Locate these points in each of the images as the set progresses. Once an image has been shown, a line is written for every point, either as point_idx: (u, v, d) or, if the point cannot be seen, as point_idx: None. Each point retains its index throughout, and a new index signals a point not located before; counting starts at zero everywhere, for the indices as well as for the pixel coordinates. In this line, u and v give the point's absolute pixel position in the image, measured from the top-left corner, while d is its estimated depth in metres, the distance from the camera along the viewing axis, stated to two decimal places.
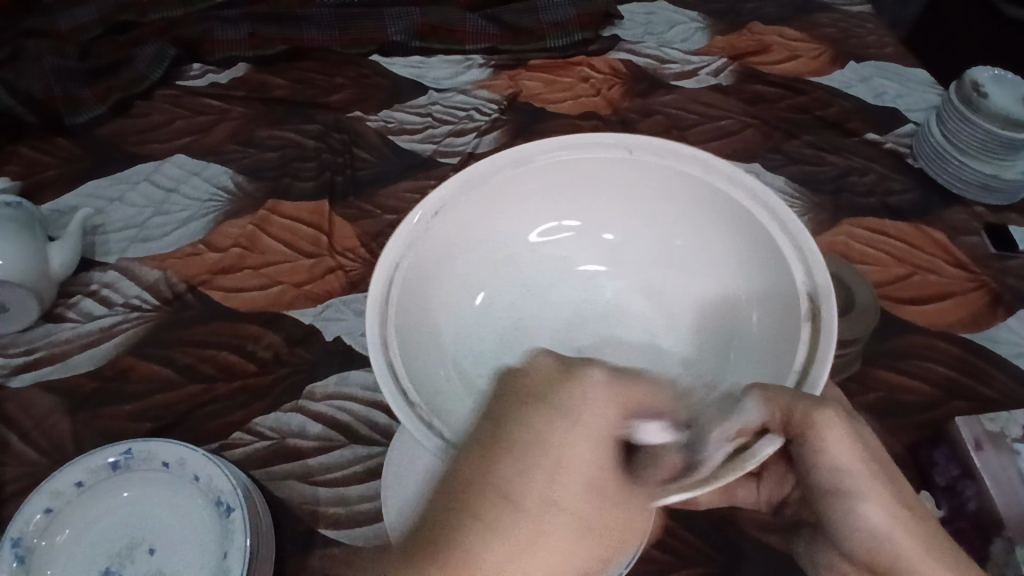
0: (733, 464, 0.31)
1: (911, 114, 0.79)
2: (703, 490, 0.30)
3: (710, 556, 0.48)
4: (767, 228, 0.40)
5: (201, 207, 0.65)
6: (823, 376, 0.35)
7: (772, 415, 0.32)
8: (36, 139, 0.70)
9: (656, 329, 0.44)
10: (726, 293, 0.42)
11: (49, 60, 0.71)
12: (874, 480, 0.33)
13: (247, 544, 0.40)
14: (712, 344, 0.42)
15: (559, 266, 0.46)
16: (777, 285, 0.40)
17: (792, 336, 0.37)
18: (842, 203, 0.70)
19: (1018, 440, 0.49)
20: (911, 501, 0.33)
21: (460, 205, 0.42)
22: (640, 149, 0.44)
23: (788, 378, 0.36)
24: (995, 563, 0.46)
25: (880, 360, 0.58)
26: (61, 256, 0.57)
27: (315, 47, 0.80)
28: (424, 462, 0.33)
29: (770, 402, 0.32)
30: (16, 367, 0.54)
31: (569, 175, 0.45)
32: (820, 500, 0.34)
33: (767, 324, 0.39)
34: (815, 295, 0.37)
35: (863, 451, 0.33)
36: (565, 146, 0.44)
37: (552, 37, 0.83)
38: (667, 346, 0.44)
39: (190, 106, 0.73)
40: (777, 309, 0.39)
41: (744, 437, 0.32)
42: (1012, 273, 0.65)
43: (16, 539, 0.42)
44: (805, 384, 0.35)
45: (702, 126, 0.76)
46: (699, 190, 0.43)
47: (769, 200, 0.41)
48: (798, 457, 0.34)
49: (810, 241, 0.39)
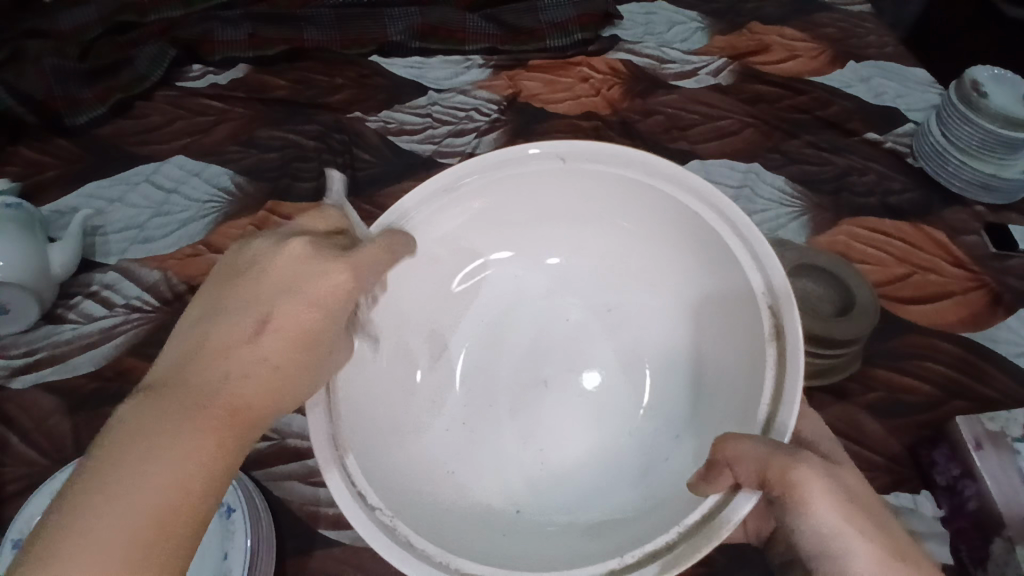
0: (708, 530, 0.34)
1: (912, 113, 0.79)
2: (683, 563, 0.34)
3: (709, 556, 0.49)
4: (726, 235, 0.42)
5: (201, 207, 0.65)
6: (791, 419, 0.36)
7: (745, 476, 0.34)
8: (36, 141, 0.70)
9: (617, 344, 0.48)
10: (687, 307, 0.46)
11: (49, 60, 0.71)
12: (848, 520, 0.35)
13: (248, 545, 0.42)
14: (685, 367, 0.45)
15: (509, 287, 0.50)
16: (743, 300, 0.41)
17: (758, 364, 0.39)
18: (842, 202, 0.70)
19: (1019, 440, 0.49)
20: (899, 546, 0.34)
21: None
22: (574, 158, 0.45)
23: (755, 427, 0.37)
24: (994, 564, 0.46)
25: (879, 360, 0.58)
26: (61, 256, 0.57)
27: (314, 48, 0.80)
28: (380, 514, 0.36)
29: (738, 466, 0.34)
30: (17, 368, 0.54)
31: (505, 194, 0.47)
32: (812, 556, 0.36)
33: (734, 343, 0.42)
34: (776, 310, 0.39)
35: (842, 505, 0.35)
36: (496, 168, 0.45)
37: (552, 38, 0.83)
38: (626, 358, 0.47)
39: (190, 106, 0.73)
40: (743, 327, 0.41)
41: (718, 495, 0.35)
42: (1012, 273, 0.65)
43: (17, 539, 0.42)
44: (775, 429, 0.36)
45: (701, 126, 0.76)
46: (649, 198, 0.45)
47: (718, 199, 0.42)
48: (786, 521, 0.36)
49: (764, 243, 0.40)
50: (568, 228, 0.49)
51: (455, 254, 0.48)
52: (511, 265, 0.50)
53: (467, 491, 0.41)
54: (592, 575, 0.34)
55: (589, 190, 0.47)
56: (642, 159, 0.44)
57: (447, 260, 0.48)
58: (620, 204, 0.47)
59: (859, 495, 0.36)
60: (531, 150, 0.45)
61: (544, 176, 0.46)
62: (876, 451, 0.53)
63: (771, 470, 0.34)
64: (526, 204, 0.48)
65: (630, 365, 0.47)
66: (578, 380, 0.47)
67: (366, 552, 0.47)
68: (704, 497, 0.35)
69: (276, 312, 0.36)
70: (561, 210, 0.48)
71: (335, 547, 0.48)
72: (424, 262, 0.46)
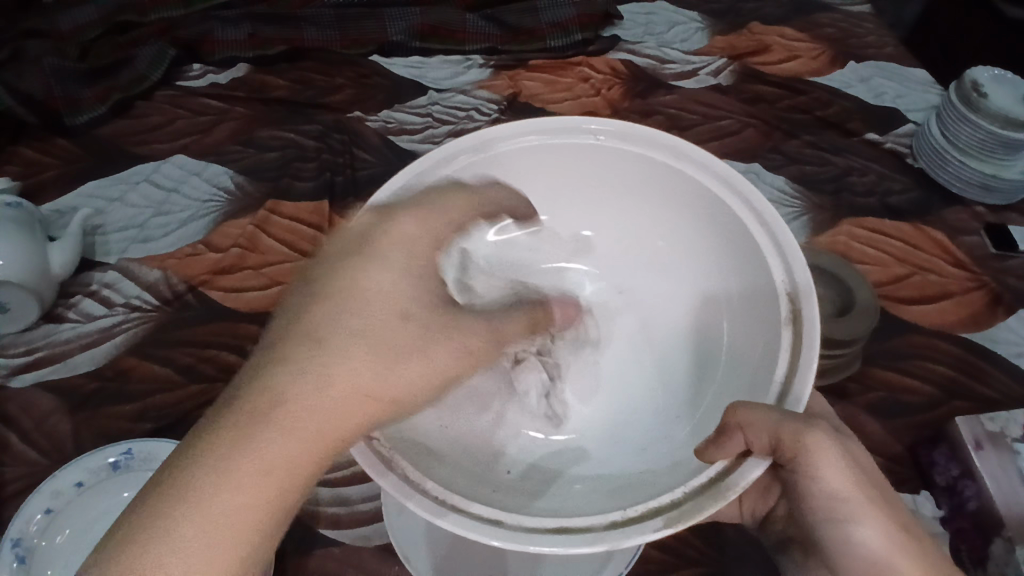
0: (716, 490, 0.34)
1: (912, 113, 0.79)
2: (697, 517, 0.33)
3: (710, 556, 0.48)
4: (749, 223, 0.42)
5: (201, 207, 0.65)
6: (806, 391, 0.36)
7: (755, 440, 0.35)
8: (36, 140, 0.69)
9: (631, 324, 0.48)
10: (700, 292, 0.46)
11: (49, 60, 0.71)
12: (853, 495, 0.37)
13: None
14: (691, 349, 0.45)
15: (524, 254, 0.50)
16: (760, 282, 0.41)
17: (774, 340, 0.39)
18: (842, 203, 0.70)
19: (1019, 440, 0.49)
20: (905, 522, 0.37)
21: (417, 190, 0.43)
22: (606, 135, 0.46)
23: (768, 397, 0.37)
24: (994, 563, 0.46)
25: (880, 360, 0.58)
26: (61, 256, 0.57)
27: (314, 48, 0.80)
28: (380, 446, 0.35)
29: (749, 432, 0.35)
30: (17, 367, 0.54)
31: (530, 161, 0.47)
32: (820, 523, 0.39)
33: (745, 325, 0.42)
34: (796, 293, 0.39)
35: (856, 476, 0.38)
36: (526, 133, 0.46)
37: (553, 38, 0.83)
38: (638, 338, 0.48)
39: (190, 106, 0.73)
40: (758, 307, 0.41)
41: (726, 461, 0.35)
42: (1012, 273, 0.65)
43: (17, 539, 0.42)
44: (788, 400, 0.37)
45: (702, 126, 0.76)
46: (674, 180, 0.45)
47: (745, 188, 0.43)
48: (794, 483, 0.39)
49: (788, 232, 0.41)
50: (590, 207, 0.49)
51: None
52: (526, 234, 0.49)
53: (465, 442, 0.40)
54: (597, 524, 0.33)
55: (613, 170, 0.47)
56: (670, 144, 0.45)
57: (461, 219, 0.47)
58: (642, 186, 0.47)
59: (866, 475, 0.38)
60: (562, 123, 0.46)
61: (572, 150, 0.46)
62: (876, 451, 0.53)
63: (783, 433, 0.35)
64: (549, 175, 0.48)
65: (638, 345, 0.47)
66: (589, 352, 0.47)
67: (366, 552, 0.47)
68: (711, 463, 0.35)
69: (357, 290, 0.34)
70: (580, 184, 0.48)
71: (335, 546, 0.48)
72: (442, 217, 0.46)
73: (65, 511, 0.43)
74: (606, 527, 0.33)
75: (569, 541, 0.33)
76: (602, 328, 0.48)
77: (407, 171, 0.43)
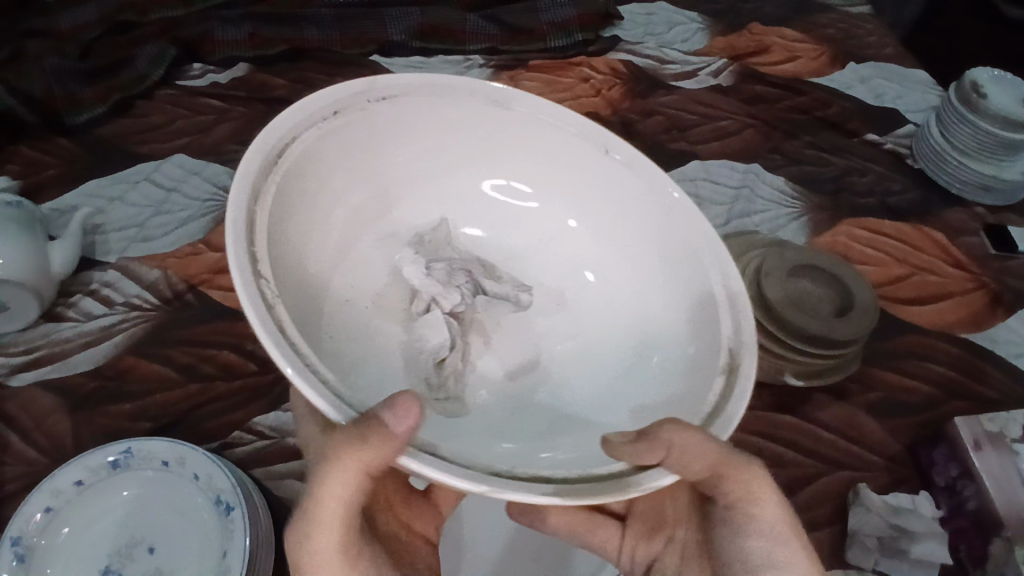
0: (619, 484, 0.31)
1: (911, 114, 0.79)
2: (586, 498, 0.30)
3: None
4: (708, 269, 0.40)
5: (201, 206, 0.65)
6: (735, 420, 0.34)
7: (672, 456, 0.31)
8: (35, 139, 0.69)
9: (560, 326, 0.43)
10: (638, 317, 0.41)
11: (49, 60, 0.71)
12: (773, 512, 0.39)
13: (248, 544, 0.41)
14: (628, 347, 0.40)
15: (466, 216, 0.46)
16: (700, 315, 0.38)
17: (704, 381, 0.36)
18: (843, 203, 0.70)
19: (1018, 441, 0.49)
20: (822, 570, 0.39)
21: (416, 99, 0.44)
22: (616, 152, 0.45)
23: (698, 414, 0.35)
24: (994, 563, 0.46)
25: (879, 360, 0.58)
26: (61, 255, 0.57)
27: (315, 47, 0.80)
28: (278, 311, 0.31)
29: (676, 450, 0.32)
30: (16, 366, 0.53)
31: (529, 141, 0.45)
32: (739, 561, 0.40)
33: (688, 335, 0.38)
34: (736, 352, 0.36)
35: (787, 517, 0.40)
36: (566, 121, 0.45)
37: (552, 38, 0.84)
38: (569, 334, 0.43)
39: (191, 106, 0.73)
40: (698, 338, 0.38)
41: (626, 464, 0.32)
42: (1011, 273, 0.66)
43: (16, 538, 0.41)
44: (718, 422, 0.34)
45: (702, 126, 0.76)
46: (652, 219, 0.43)
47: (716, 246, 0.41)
48: (730, 518, 0.41)
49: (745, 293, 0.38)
50: (557, 199, 0.46)
51: (448, 160, 0.46)
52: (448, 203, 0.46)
53: (331, 352, 0.35)
54: (483, 466, 0.29)
55: (602, 180, 0.45)
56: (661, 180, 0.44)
57: (421, 175, 0.45)
58: (613, 199, 0.45)
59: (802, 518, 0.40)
60: (588, 125, 0.45)
61: (576, 153, 0.45)
62: (876, 451, 0.53)
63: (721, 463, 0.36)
64: (526, 164, 0.46)
65: (553, 359, 0.41)
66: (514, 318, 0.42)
67: None
68: (613, 460, 0.32)
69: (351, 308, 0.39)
70: (558, 176, 0.46)
71: None
72: (411, 151, 0.44)
73: (66, 511, 0.43)
74: (487, 473, 0.29)
75: (459, 478, 0.29)
76: (528, 308, 0.43)
77: (424, 82, 0.44)
